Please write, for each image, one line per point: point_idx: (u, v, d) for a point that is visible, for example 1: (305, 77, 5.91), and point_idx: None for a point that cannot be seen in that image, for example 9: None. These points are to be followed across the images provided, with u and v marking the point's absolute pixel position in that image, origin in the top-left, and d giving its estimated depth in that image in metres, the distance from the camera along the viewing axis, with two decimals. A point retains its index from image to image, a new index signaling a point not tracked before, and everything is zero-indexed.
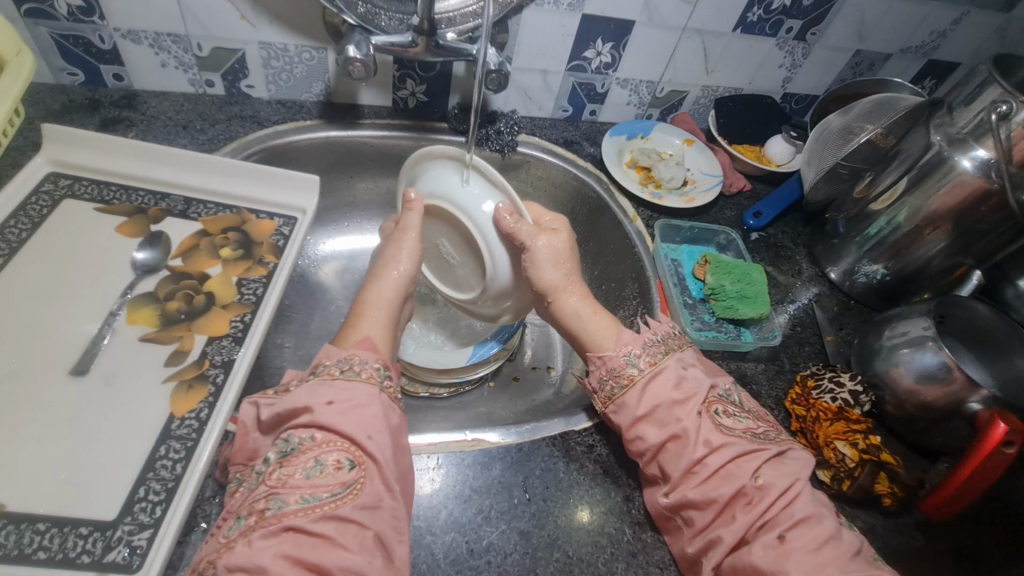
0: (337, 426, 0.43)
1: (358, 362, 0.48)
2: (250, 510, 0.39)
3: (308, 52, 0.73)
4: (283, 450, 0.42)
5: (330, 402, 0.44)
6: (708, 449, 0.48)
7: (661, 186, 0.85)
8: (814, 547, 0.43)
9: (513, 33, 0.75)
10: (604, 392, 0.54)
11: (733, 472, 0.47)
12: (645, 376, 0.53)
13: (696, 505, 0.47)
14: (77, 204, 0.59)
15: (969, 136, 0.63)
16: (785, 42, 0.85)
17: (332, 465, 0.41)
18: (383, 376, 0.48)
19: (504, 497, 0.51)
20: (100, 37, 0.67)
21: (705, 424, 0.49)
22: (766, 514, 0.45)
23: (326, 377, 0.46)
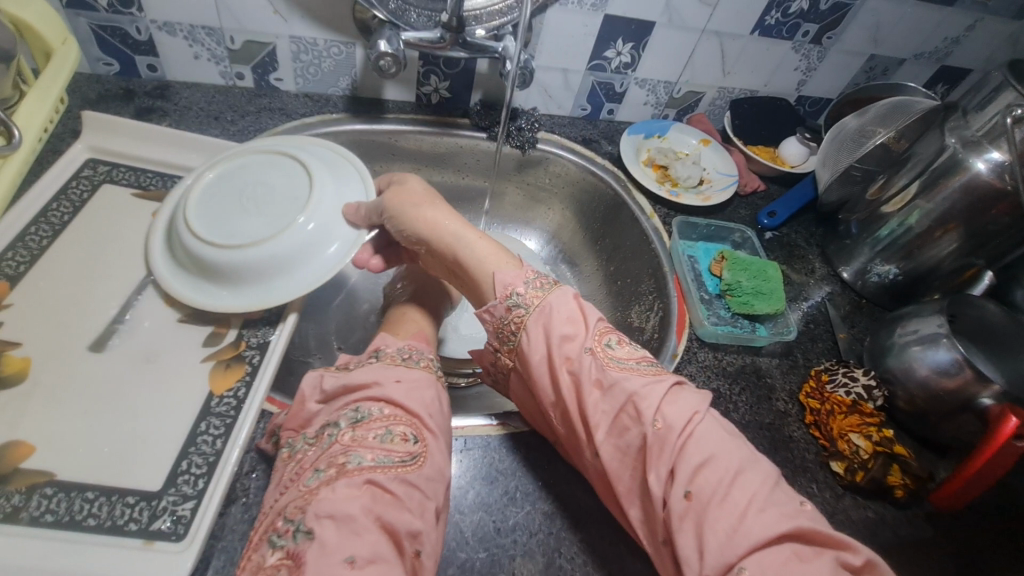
0: (405, 402, 0.45)
1: (416, 352, 0.51)
2: (329, 463, 0.40)
3: (337, 46, 0.75)
4: (354, 417, 0.43)
5: (398, 380, 0.46)
6: (602, 389, 0.46)
7: (677, 185, 0.87)
8: (721, 491, 0.40)
9: (537, 32, 0.77)
10: (504, 346, 0.52)
11: (634, 416, 0.44)
12: (531, 316, 0.50)
13: (615, 460, 0.45)
14: (116, 189, 0.61)
15: (984, 139, 0.65)
16: (801, 45, 0.87)
17: (400, 436, 0.43)
18: (437, 367, 0.51)
19: (529, 481, 0.52)
20: (138, 28, 0.69)
21: (600, 364, 0.47)
22: (672, 463, 0.42)
23: (389, 363, 0.48)
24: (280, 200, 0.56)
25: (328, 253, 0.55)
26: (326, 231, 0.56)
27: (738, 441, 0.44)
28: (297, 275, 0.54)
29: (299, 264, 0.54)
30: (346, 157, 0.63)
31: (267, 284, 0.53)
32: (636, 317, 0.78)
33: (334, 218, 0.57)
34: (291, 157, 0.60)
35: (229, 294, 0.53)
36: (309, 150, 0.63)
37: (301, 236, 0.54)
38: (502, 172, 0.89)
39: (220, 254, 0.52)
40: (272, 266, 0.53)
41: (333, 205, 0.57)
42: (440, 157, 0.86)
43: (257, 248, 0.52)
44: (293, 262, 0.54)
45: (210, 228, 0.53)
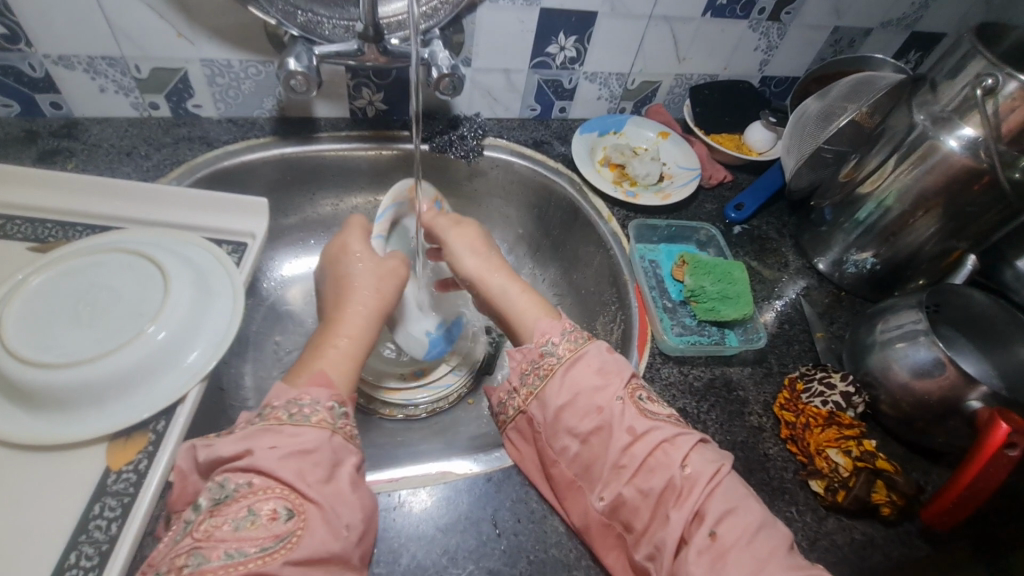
0: (277, 472, 0.39)
1: (311, 401, 0.44)
2: (169, 565, 0.35)
3: (254, 66, 0.69)
4: (216, 497, 0.38)
5: (273, 445, 0.40)
6: (632, 437, 0.45)
7: (636, 183, 0.81)
8: (744, 540, 0.40)
9: (469, 33, 0.72)
10: (525, 387, 0.50)
11: (661, 461, 0.44)
12: (563, 364, 0.50)
13: (632, 505, 0.44)
14: (10, 244, 0.56)
15: (954, 115, 0.59)
16: (758, 23, 0.81)
17: (267, 515, 0.38)
18: (337, 416, 0.45)
19: (472, 535, 0.47)
20: (31, 65, 0.63)
21: (628, 411, 0.47)
22: (698, 507, 0.42)
23: (274, 422, 0.42)
24: (125, 312, 0.49)
25: (182, 366, 0.49)
26: (169, 352, 0.49)
27: (756, 498, 0.44)
28: (116, 404, 0.46)
29: (122, 392, 0.47)
30: (226, 265, 0.57)
31: (75, 412, 0.45)
32: (601, 330, 0.73)
33: (188, 337, 0.50)
34: (159, 260, 0.53)
35: (26, 416, 0.45)
36: (183, 251, 0.56)
37: (129, 362, 0.47)
38: (451, 183, 0.84)
39: (29, 372, 0.44)
40: (81, 395, 0.45)
41: (188, 322, 0.50)
42: (382, 174, 0.81)
43: (72, 370, 0.45)
44: (110, 390, 0.46)
45: (28, 343, 0.45)
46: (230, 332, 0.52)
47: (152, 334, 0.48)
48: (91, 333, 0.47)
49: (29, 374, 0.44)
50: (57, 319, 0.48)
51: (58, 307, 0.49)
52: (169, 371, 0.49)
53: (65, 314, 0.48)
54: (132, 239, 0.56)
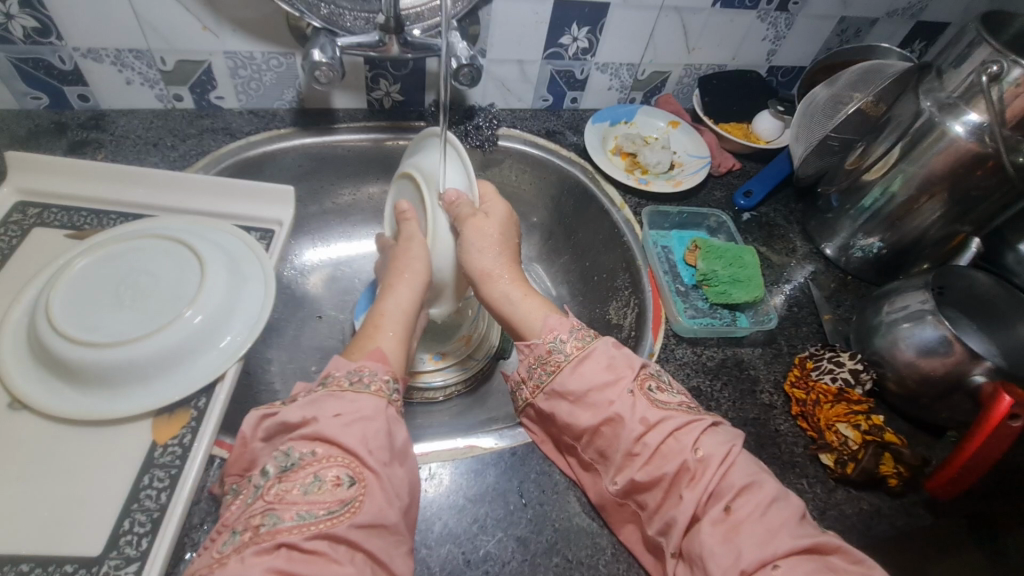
0: (340, 440, 0.41)
1: (368, 373, 0.46)
2: (246, 525, 0.37)
3: (276, 58, 0.71)
4: (283, 464, 0.40)
5: (337, 414, 0.42)
6: (645, 427, 0.46)
7: (647, 172, 0.83)
8: (759, 514, 0.42)
9: (485, 25, 0.73)
10: (532, 380, 0.52)
11: (674, 447, 0.46)
12: (571, 361, 0.50)
13: (645, 488, 0.46)
14: (48, 232, 0.58)
15: (960, 101, 0.61)
16: (766, 14, 0.82)
17: (331, 481, 0.39)
18: (392, 390, 0.47)
19: (500, 505, 0.50)
20: (61, 58, 0.65)
21: (639, 403, 0.48)
22: (712, 486, 0.43)
23: (335, 388, 0.44)
24: (164, 294, 0.51)
25: (219, 346, 0.51)
26: (206, 333, 0.51)
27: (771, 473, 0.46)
28: (159, 382, 0.49)
29: (164, 369, 0.49)
30: (256, 251, 0.59)
31: (121, 389, 0.48)
32: (614, 314, 0.75)
33: (224, 319, 0.52)
34: (192, 246, 0.55)
35: (75, 393, 0.47)
36: (214, 238, 0.58)
37: (170, 341, 0.49)
38: None
39: (79, 352, 0.46)
40: (127, 373, 0.47)
41: (223, 305, 0.52)
42: (399, 163, 0.82)
43: (118, 350, 0.47)
44: (152, 368, 0.48)
45: (74, 323, 0.47)
46: (262, 314, 0.54)
47: (191, 316, 0.50)
48: (133, 315, 0.49)
49: (78, 354, 0.46)
50: (98, 301, 0.50)
51: (99, 290, 0.51)
52: (207, 351, 0.51)
53: (107, 297, 0.50)
54: (164, 227, 0.58)
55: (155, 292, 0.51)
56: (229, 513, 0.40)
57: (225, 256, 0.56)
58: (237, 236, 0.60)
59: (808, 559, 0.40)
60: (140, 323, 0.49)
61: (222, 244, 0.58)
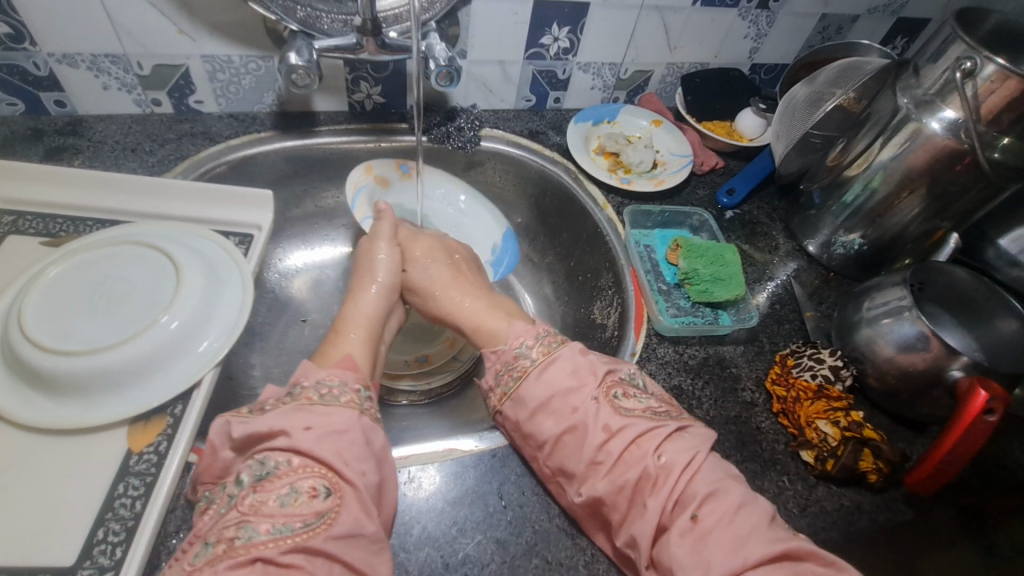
0: (316, 452, 0.41)
1: (342, 382, 0.47)
2: (219, 538, 0.37)
3: (254, 61, 0.71)
4: (257, 473, 0.40)
5: (309, 428, 0.42)
6: (607, 434, 0.46)
7: (630, 171, 0.83)
8: (727, 521, 0.41)
9: (464, 26, 0.73)
10: (500, 387, 0.52)
11: (636, 454, 0.45)
12: (538, 366, 0.51)
13: (609, 498, 0.45)
14: (23, 239, 0.58)
15: (936, 97, 0.61)
16: (747, 12, 0.82)
17: (308, 493, 0.39)
18: (364, 398, 0.47)
19: (480, 507, 0.50)
20: (35, 64, 0.65)
21: (603, 409, 0.48)
22: (676, 494, 0.43)
23: (304, 402, 0.44)
24: (140, 301, 0.51)
25: (196, 352, 0.51)
26: (183, 338, 0.51)
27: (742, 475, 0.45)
28: (136, 389, 0.48)
29: (140, 377, 0.48)
30: (234, 256, 0.59)
31: (96, 398, 0.47)
32: (599, 314, 0.75)
33: (200, 325, 0.52)
34: (168, 253, 0.55)
35: (49, 403, 0.47)
36: (191, 243, 0.58)
37: (146, 348, 0.48)
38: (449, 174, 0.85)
39: (52, 360, 0.46)
40: (102, 381, 0.47)
41: (199, 310, 0.52)
42: None
43: (92, 358, 0.46)
44: (128, 376, 0.48)
45: (48, 332, 0.47)
46: (240, 318, 0.54)
47: (167, 322, 0.50)
48: (107, 323, 0.49)
49: (51, 362, 0.46)
50: (72, 309, 0.50)
51: (74, 299, 0.50)
52: (183, 358, 0.51)
53: (82, 306, 0.50)
54: (141, 233, 0.58)
55: (131, 300, 0.51)
56: (202, 524, 0.39)
57: (201, 261, 0.56)
58: (214, 242, 0.60)
59: (784, 564, 0.40)
60: (115, 331, 0.49)
61: (199, 249, 0.57)
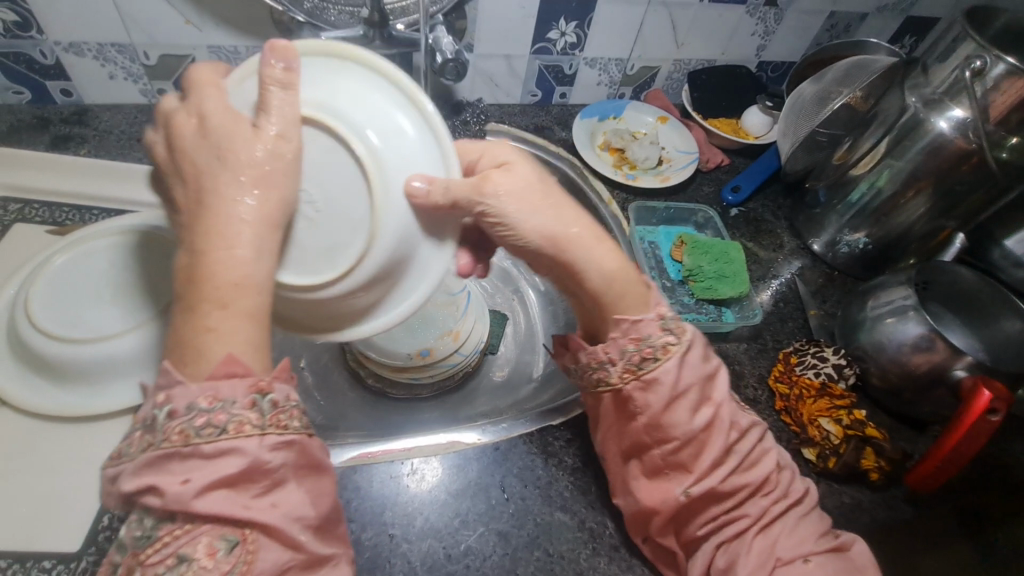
0: (203, 507, 0.30)
1: (219, 404, 0.31)
2: None
3: (260, 53, 0.71)
4: (142, 531, 0.31)
5: (186, 477, 0.30)
6: (739, 435, 0.45)
7: (635, 167, 0.83)
8: (810, 521, 0.45)
9: (472, 19, 0.73)
10: (626, 361, 0.45)
11: (755, 458, 0.46)
12: (684, 347, 0.45)
13: (716, 496, 0.44)
14: (29, 227, 0.58)
15: (944, 97, 0.61)
16: (755, 9, 0.82)
17: (209, 549, 0.30)
18: (266, 411, 0.33)
19: (482, 500, 0.50)
20: (42, 52, 0.65)
21: (733, 406, 0.46)
22: (781, 495, 0.45)
23: (177, 445, 0.30)
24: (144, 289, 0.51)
25: None
26: None
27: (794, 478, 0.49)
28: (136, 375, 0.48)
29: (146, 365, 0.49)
30: None
31: (104, 386, 0.48)
32: None
33: None
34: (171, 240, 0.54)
35: (59, 390, 0.47)
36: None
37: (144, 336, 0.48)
38: None
39: (55, 347, 0.46)
40: (107, 368, 0.47)
41: None
42: None
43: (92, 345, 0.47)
44: (134, 364, 0.48)
45: (54, 318, 0.47)
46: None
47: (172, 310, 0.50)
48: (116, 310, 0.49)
49: (55, 349, 0.46)
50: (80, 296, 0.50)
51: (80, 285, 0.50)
52: None
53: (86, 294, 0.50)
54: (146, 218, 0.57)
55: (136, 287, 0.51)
56: None
57: None
58: None
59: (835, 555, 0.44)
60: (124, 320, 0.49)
61: None
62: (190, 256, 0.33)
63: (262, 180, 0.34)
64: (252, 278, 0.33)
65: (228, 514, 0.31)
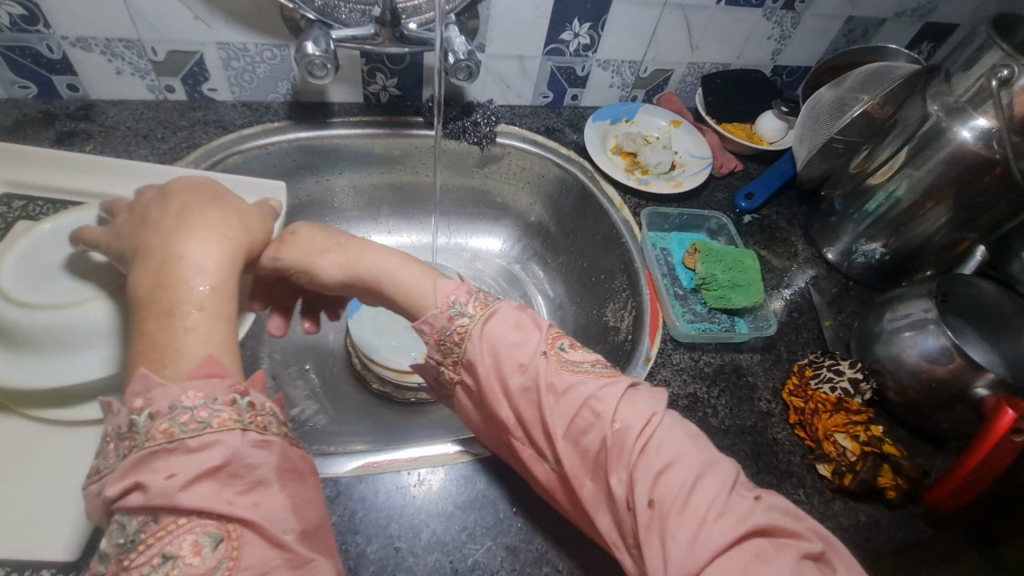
0: (182, 502, 0.29)
1: (200, 400, 0.32)
2: None
3: (269, 50, 0.69)
4: (119, 543, 0.30)
5: (171, 476, 0.30)
6: (553, 398, 0.42)
7: (647, 172, 0.82)
8: (687, 501, 0.36)
9: (484, 19, 0.71)
10: (449, 357, 0.46)
11: (591, 419, 0.40)
12: (477, 321, 0.45)
13: (575, 474, 0.41)
14: (34, 225, 0.57)
15: (968, 106, 0.60)
16: (772, 13, 0.81)
17: (191, 549, 0.29)
18: (248, 409, 0.33)
19: (491, 512, 0.49)
20: (49, 47, 0.64)
21: (551, 365, 0.43)
22: (632, 465, 0.38)
23: (158, 441, 0.30)
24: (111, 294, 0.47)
25: None
26: None
27: (699, 441, 0.40)
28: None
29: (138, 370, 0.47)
30: None
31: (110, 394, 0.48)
32: (611, 317, 0.74)
33: None
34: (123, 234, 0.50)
35: (61, 404, 0.47)
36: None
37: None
38: (463, 170, 0.84)
39: (71, 363, 0.46)
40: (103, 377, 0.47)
41: None
42: (395, 159, 0.81)
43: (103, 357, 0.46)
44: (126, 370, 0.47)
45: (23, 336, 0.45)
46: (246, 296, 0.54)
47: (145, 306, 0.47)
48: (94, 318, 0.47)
49: (70, 364, 0.46)
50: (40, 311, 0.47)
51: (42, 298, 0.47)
52: None
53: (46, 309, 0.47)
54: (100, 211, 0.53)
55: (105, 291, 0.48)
56: None
57: None
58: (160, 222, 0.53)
59: (740, 548, 0.34)
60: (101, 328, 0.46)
61: None
62: (160, 261, 0.38)
63: (243, 217, 0.44)
64: (226, 287, 0.38)
65: (206, 510, 0.30)
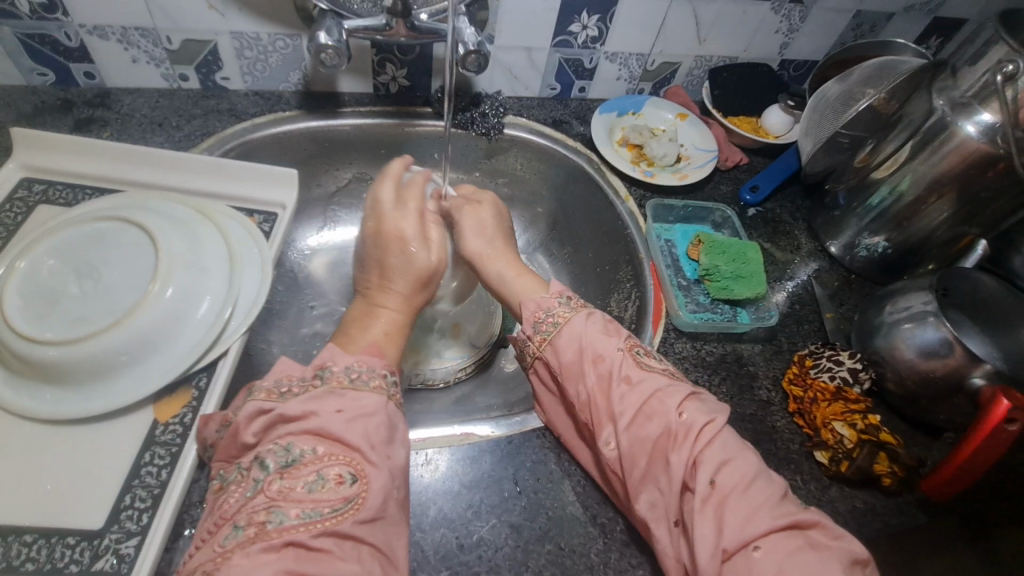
0: (344, 437, 0.41)
1: (368, 369, 0.46)
2: (248, 522, 0.37)
3: (282, 40, 0.70)
4: (283, 460, 0.40)
5: (338, 411, 0.43)
6: (627, 387, 0.47)
7: (653, 164, 0.83)
8: (742, 489, 0.41)
9: (493, 10, 0.72)
10: (539, 335, 0.53)
11: (657, 409, 0.46)
12: (574, 315, 0.53)
13: (632, 455, 0.45)
14: (51, 210, 0.59)
15: (974, 100, 0.60)
16: (780, 6, 0.81)
17: (334, 479, 0.40)
18: (390, 384, 0.47)
19: (495, 492, 0.50)
20: (67, 35, 0.65)
21: (627, 361, 0.49)
22: (696, 452, 0.43)
23: (336, 386, 0.45)
24: (123, 280, 0.49)
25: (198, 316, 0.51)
26: (181, 304, 0.50)
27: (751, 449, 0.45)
28: (142, 366, 0.48)
29: (144, 355, 0.48)
30: (256, 238, 0.59)
31: (111, 383, 0.47)
32: (615, 306, 0.75)
33: (195, 290, 0.51)
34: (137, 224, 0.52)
35: (60, 392, 0.46)
36: (163, 210, 0.55)
37: (140, 327, 0.47)
38: (470, 161, 0.85)
39: (47, 350, 0.44)
40: (109, 362, 0.47)
41: (192, 278, 0.51)
42: (403, 147, 0.82)
43: (87, 343, 0.45)
44: (132, 355, 0.47)
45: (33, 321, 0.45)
46: (236, 287, 0.53)
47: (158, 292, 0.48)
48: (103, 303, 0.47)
49: (47, 352, 0.44)
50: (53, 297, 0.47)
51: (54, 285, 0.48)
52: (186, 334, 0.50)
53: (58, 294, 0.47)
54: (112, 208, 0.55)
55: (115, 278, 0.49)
56: (219, 504, 0.39)
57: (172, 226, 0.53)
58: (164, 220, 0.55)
59: (787, 533, 0.39)
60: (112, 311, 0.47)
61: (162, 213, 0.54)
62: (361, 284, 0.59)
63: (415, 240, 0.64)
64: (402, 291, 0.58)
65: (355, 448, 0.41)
